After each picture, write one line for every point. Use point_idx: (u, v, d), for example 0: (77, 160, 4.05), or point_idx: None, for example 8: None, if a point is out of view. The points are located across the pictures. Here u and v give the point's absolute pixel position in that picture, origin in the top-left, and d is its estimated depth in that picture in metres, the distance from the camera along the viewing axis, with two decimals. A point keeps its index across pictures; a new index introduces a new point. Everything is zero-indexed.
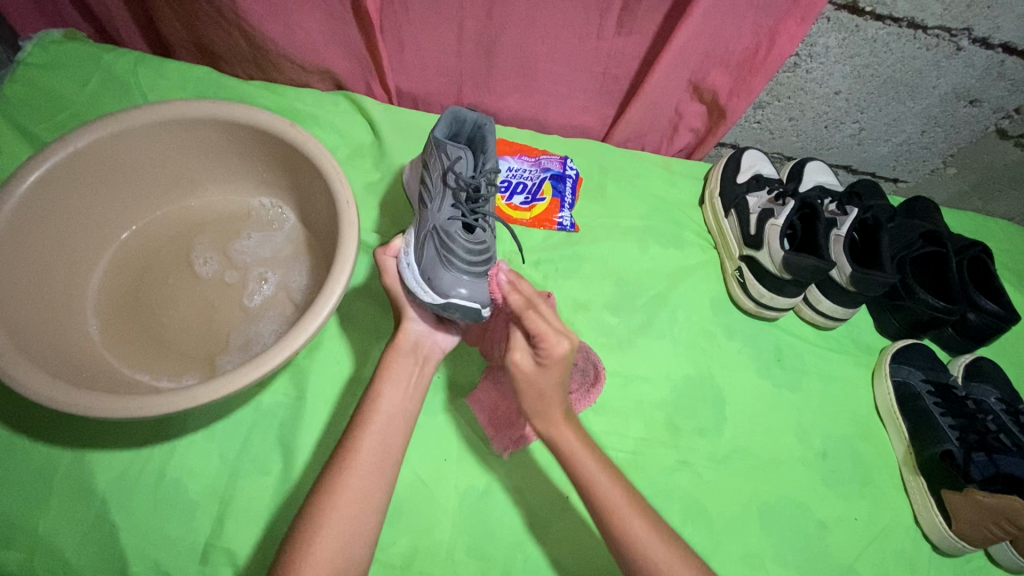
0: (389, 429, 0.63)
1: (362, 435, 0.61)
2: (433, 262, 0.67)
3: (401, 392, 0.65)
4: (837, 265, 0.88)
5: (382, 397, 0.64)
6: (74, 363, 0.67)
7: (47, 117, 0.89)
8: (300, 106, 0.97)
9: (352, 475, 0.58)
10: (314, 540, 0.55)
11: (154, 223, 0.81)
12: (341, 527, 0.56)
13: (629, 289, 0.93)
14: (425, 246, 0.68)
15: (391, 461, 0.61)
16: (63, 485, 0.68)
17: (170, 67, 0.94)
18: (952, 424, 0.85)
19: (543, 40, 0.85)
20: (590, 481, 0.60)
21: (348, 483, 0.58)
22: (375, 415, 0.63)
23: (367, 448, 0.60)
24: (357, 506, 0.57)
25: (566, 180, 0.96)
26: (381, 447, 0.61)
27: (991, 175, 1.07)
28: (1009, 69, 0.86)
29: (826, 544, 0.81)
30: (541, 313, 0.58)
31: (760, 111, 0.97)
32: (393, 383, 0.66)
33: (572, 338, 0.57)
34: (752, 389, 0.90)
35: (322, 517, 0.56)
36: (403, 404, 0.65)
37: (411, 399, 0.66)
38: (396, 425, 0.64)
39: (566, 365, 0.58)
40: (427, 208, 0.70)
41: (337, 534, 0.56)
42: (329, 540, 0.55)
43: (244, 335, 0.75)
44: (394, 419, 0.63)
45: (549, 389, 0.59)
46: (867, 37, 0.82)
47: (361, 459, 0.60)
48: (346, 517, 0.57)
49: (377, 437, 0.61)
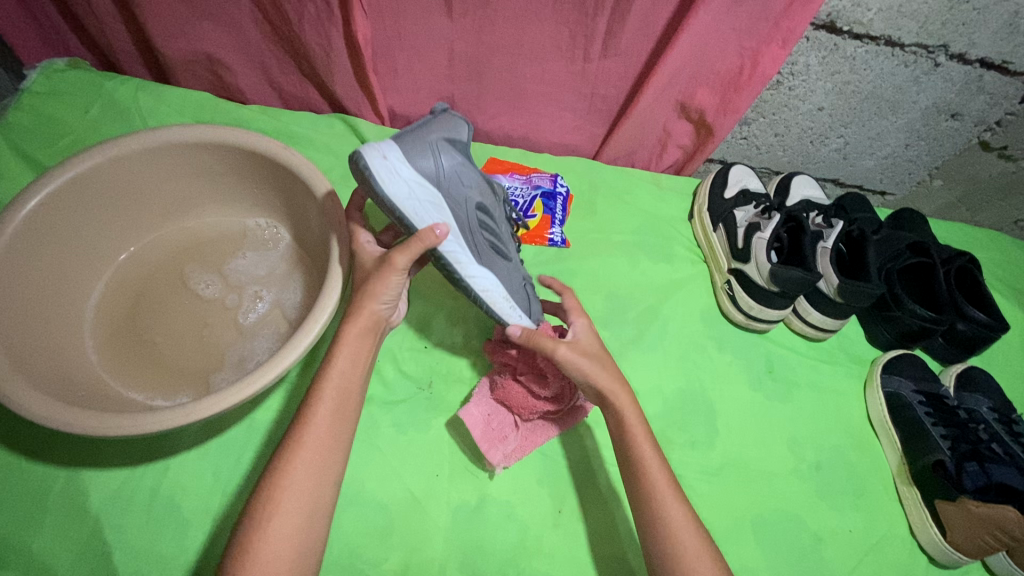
0: (342, 404, 0.61)
1: (314, 410, 0.60)
2: (530, 305, 0.76)
3: (354, 362, 0.63)
4: (824, 277, 0.90)
5: (335, 371, 0.62)
6: (71, 382, 0.68)
7: (51, 143, 0.91)
8: (296, 129, 0.99)
9: (305, 451, 0.58)
10: (265, 525, 0.54)
11: (152, 245, 0.83)
12: (295, 510, 0.56)
13: (621, 303, 0.94)
14: (520, 291, 0.74)
15: (342, 440, 0.61)
16: (59, 504, 0.68)
17: (170, 93, 0.97)
18: (944, 434, 0.85)
19: (532, 63, 0.87)
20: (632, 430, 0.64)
21: (300, 462, 0.57)
22: (327, 385, 0.61)
23: (319, 424, 0.59)
24: (312, 490, 0.57)
25: (557, 198, 0.97)
26: (335, 425, 0.60)
27: (977, 186, 1.09)
28: (987, 83, 0.88)
29: (821, 556, 0.80)
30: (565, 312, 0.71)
31: (746, 128, 0.99)
32: (347, 351, 0.62)
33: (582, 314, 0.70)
34: (744, 400, 0.90)
35: (277, 501, 0.55)
36: (353, 373, 0.63)
37: (363, 365, 0.64)
38: (348, 400, 0.62)
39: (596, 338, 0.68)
40: (499, 256, 0.72)
41: (283, 526, 0.55)
42: (282, 523, 0.55)
43: (238, 353, 0.76)
44: (347, 392, 0.62)
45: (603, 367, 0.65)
46: (846, 54, 0.84)
47: (313, 436, 0.59)
48: (300, 500, 0.56)
49: (330, 418, 0.60)
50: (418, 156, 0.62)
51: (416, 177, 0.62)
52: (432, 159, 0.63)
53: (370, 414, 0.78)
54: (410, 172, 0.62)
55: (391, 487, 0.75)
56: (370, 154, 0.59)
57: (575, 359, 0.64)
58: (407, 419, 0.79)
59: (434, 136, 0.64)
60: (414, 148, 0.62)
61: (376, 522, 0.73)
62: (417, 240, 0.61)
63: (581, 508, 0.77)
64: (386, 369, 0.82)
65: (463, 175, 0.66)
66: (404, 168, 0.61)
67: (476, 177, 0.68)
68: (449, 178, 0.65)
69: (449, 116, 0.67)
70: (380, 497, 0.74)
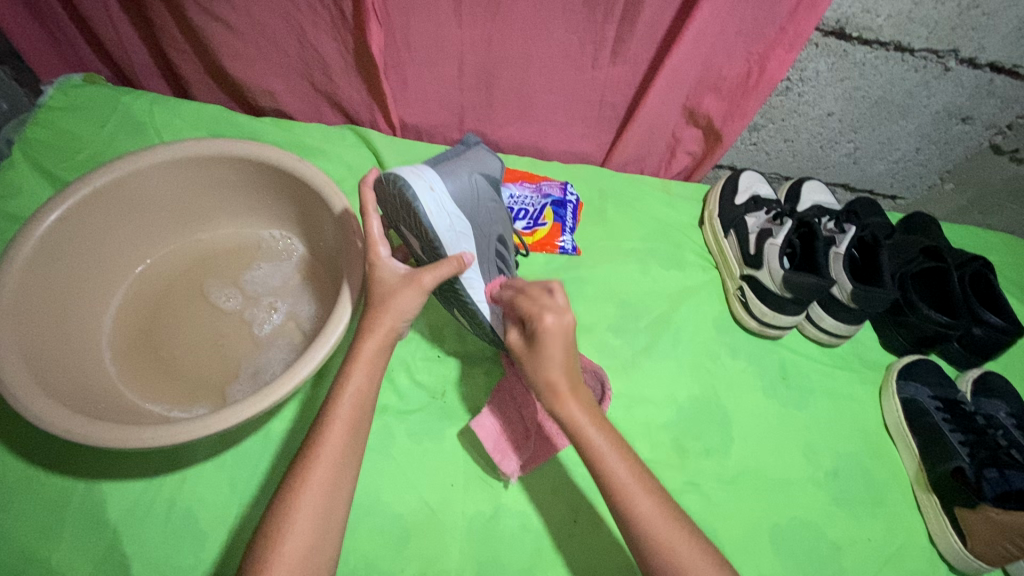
0: (357, 418, 0.61)
1: (330, 424, 0.59)
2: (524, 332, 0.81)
3: (370, 375, 0.62)
4: (838, 282, 0.89)
5: (347, 389, 0.61)
6: (90, 395, 0.69)
7: (67, 158, 0.93)
8: (307, 140, 1.00)
9: (324, 470, 0.57)
10: (281, 542, 0.54)
11: (168, 257, 0.83)
12: (313, 536, 0.55)
13: (632, 311, 0.94)
14: None
15: (356, 454, 0.60)
16: (77, 516, 0.69)
17: (184, 106, 0.98)
18: (963, 440, 0.84)
19: (541, 73, 0.88)
20: (620, 488, 0.58)
21: (320, 483, 0.57)
22: (343, 401, 0.60)
23: (335, 439, 0.59)
24: (328, 507, 0.56)
25: (567, 206, 0.98)
26: (351, 439, 0.60)
27: (989, 190, 1.08)
28: (998, 87, 0.88)
29: (840, 565, 0.80)
30: (541, 300, 0.58)
31: (755, 134, 0.99)
32: (366, 372, 0.62)
33: (562, 314, 0.57)
34: (758, 407, 0.90)
35: (295, 518, 0.55)
36: (368, 386, 0.62)
37: (378, 376, 0.63)
38: (361, 416, 0.61)
39: (559, 341, 0.57)
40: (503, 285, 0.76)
41: (303, 545, 0.54)
42: (297, 540, 0.54)
43: (254, 364, 0.76)
44: (362, 412, 0.61)
45: (548, 368, 0.58)
46: (855, 60, 0.84)
47: (329, 451, 0.58)
48: (316, 514, 0.56)
49: (349, 437, 0.59)
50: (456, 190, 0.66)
51: (456, 210, 0.65)
52: (467, 192, 0.67)
53: (384, 425, 0.79)
54: (449, 203, 0.65)
55: (406, 497, 0.75)
56: (420, 185, 0.62)
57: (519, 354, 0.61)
58: (421, 428, 0.79)
59: (470, 172, 0.68)
60: (453, 181, 0.66)
61: (392, 533, 0.73)
62: (450, 264, 0.63)
63: (596, 518, 0.77)
64: (400, 378, 0.82)
65: (488, 207, 0.70)
66: (446, 200, 0.64)
67: (498, 210, 0.72)
68: (476, 208, 0.68)
69: (481, 150, 0.72)
70: (395, 508, 0.74)
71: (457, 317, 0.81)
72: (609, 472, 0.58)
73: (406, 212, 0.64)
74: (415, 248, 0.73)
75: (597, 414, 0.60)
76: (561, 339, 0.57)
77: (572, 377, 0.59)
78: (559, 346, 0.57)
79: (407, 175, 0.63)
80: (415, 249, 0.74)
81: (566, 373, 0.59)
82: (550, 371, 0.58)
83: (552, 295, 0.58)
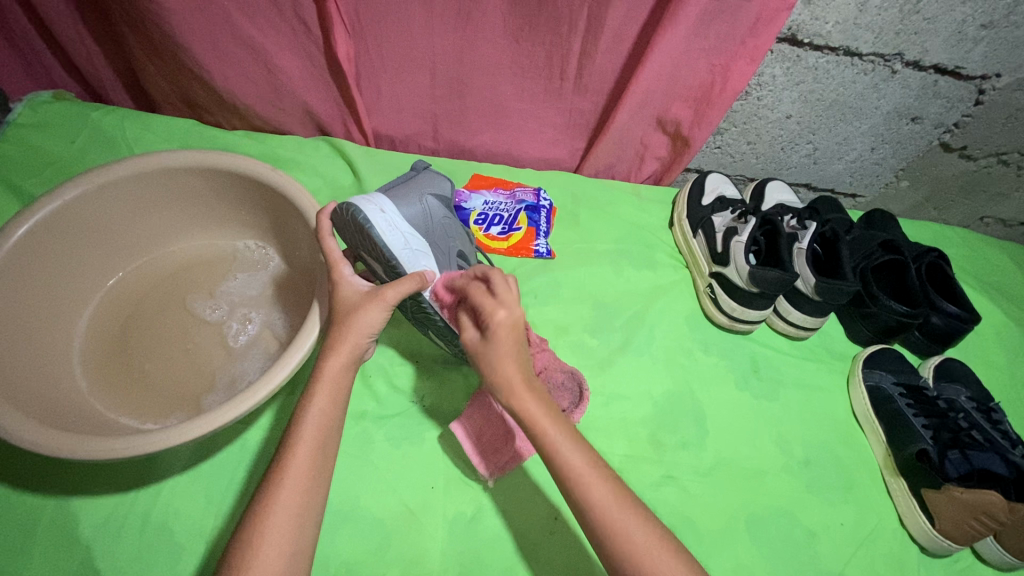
0: (324, 440, 0.60)
1: (296, 444, 0.58)
2: None
3: (334, 401, 0.61)
4: (802, 277, 0.92)
5: (315, 401, 0.61)
6: (60, 409, 0.68)
7: (36, 173, 0.92)
8: (282, 152, 1.01)
9: (292, 480, 0.57)
10: (253, 562, 0.52)
11: (140, 271, 0.83)
12: (281, 547, 0.54)
13: (607, 311, 0.96)
14: None
15: (325, 472, 0.60)
16: (47, 534, 0.67)
17: (155, 121, 0.98)
18: (926, 423, 0.87)
19: (510, 82, 0.91)
20: (577, 480, 0.56)
21: (288, 493, 0.56)
22: (308, 421, 0.60)
23: (302, 460, 0.58)
24: (302, 522, 0.56)
25: (541, 211, 1.00)
26: (317, 460, 0.59)
27: (941, 187, 1.14)
28: (942, 88, 0.93)
29: (815, 551, 0.81)
30: (488, 289, 0.60)
31: (719, 138, 1.03)
32: (327, 386, 0.61)
33: (514, 308, 0.57)
34: (730, 401, 0.92)
35: (263, 527, 0.54)
36: (333, 409, 0.61)
37: (344, 396, 0.63)
38: (331, 430, 0.61)
39: (508, 335, 0.57)
40: None
41: (274, 554, 0.53)
42: (269, 559, 0.53)
43: (228, 374, 0.76)
44: (330, 425, 0.60)
45: (501, 363, 0.58)
46: (809, 65, 0.88)
47: (296, 472, 0.57)
48: (287, 538, 0.54)
49: (318, 444, 0.59)
50: (404, 211, 0.68)
51: (410, 230, 0.67)
52: (418, 214, 0.69)
53: (362, 430, 0.79)
54: (402, 223, 0.67)
55: (385, 501, 0.75)
56: (371, 210, 0.65)
57: (474, 348, 0.60)
58: (400, 433, 0.80)
59: (420, 195, 0.71)
60: (403, 203, 0.68)
61: (372, 538, 0.73)
62: (413, 280, 0.64)
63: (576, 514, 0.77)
64: (378, 384, 0.83)
65: (442, 226, 0.72)
66: (398, 221, 0.66)
67: (454, 225, 0.74)
68: (432, 228, 0.71)
69: (430, 173, 0.74)
70: (375, 511, 0.74)
71: (430, 335, 0.81)
72: (566, 467, 0.57)
73: (363, 237, 0.66)
74: (380, 273, 0.72)
75: (559, 419, 0.58)
76: (511, 333, 0.57)
77: (527, 374, 0.59)
78: (509, 343, 0.57)
79: (359, 202, 0.65)
80: (378, 275, 0.74)
81: (519, 368, 0.58)
82: (502, 364, 0.57)
83: (500, 284, 0.59)
